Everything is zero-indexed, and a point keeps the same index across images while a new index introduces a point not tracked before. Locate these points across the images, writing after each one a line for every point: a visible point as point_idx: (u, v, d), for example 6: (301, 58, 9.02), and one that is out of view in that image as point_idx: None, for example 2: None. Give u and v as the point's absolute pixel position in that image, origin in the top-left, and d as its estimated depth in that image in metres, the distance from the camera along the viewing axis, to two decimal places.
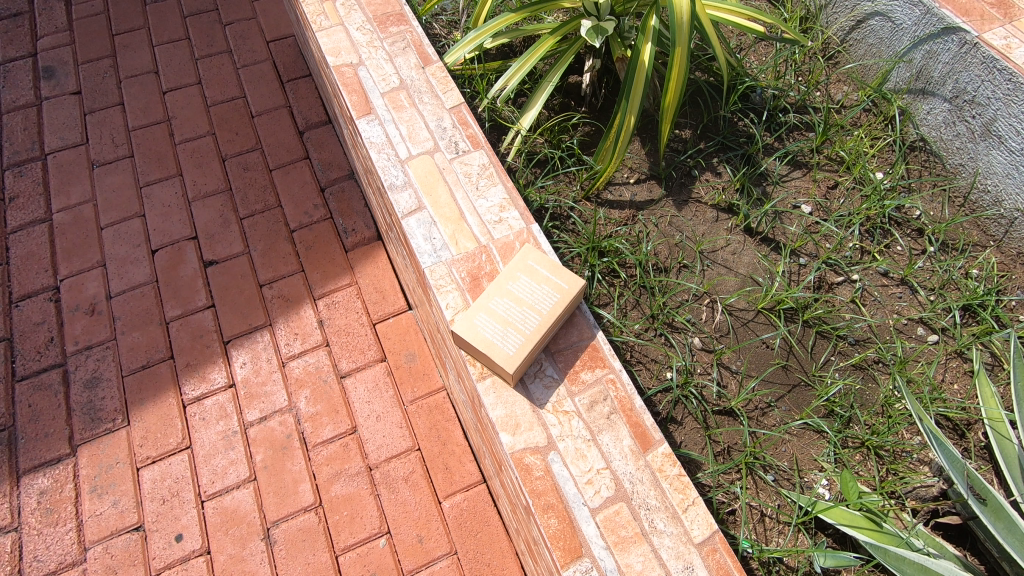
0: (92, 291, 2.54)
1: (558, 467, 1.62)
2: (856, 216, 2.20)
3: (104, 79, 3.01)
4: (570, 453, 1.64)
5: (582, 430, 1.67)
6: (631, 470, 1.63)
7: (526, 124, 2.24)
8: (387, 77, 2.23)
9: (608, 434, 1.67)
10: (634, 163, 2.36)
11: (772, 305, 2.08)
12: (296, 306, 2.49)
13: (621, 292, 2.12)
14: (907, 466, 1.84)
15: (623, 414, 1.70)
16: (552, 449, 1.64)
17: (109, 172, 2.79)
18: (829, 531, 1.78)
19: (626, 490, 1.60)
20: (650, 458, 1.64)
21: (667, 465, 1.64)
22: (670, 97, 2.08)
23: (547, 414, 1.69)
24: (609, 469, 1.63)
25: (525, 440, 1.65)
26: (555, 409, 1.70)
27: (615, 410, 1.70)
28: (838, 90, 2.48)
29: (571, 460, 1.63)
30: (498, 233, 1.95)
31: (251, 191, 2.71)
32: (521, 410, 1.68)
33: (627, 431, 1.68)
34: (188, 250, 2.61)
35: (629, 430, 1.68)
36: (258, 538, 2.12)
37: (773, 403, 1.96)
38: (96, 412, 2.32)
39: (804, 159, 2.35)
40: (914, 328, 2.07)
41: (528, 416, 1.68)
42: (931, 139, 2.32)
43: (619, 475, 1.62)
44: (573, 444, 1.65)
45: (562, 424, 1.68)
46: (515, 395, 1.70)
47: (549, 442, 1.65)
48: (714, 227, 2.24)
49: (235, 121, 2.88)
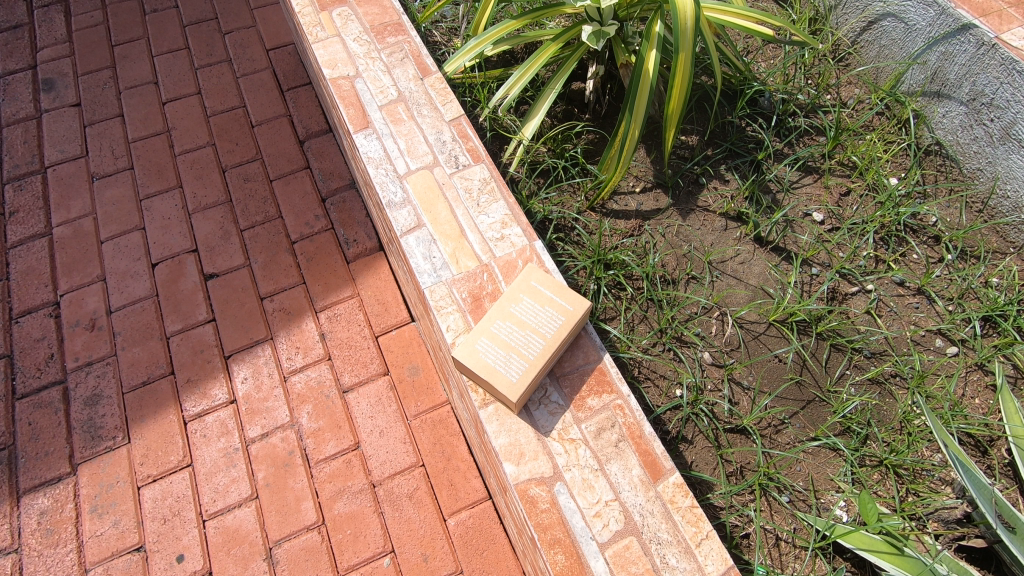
0: (92, 306, 2.51)
1: (564, 499, 1.57)
2: (870, 224, 2.13)
3: (104, 91, 2.99)
4: (577, 484, 1.59)
5: (589, 460, 1.62)
6: (641, 502, 1.57)
7: (529, 133, 2.19)
8: (385, 89, 2.18)
9: (617, 463, 1.61)
10: (639, 171, 2.31)
11: (784, 318, 2.02)
12: (297, 319, 2.44)
13: (629, 305, 2.06)
14: (928, 486, 1.75)
15: (632, 441, 1.64)
16: (558, 479, 1.59)
17: (109, 184, 2.76)
18: (848, 555, 1.69)
19: (637, 523, 1.54)
20: (661, 489, 1.58)
21: (679, 496, 1.58)
22: (675, 106, 2.03)
23: (552, 442, 1.63)
24: (617, 501, 1.57)
25: (530, 470, 1.60)
26: (561, 436, 1.64)
27: (623, 437, 1.65)
28: (849, 93, 2.42)
29: (578, 491, 1.58)
30: (500, 251, 1.90)
31: (251, 203, 2.68)
32: (525, 438, 1.63)
33: (637, 459, 1.62)
34: (188, 263, 2.57)
35: (639, 459, 1.62)
36: (260, 558, 2.07)
37: (787, 420, 1.88)
38: (96, 429, 2.29)
39: (816, 164, 2.30)
40: (933, 340, 2.00)
41: (532, 444, 1.63)
42: (946, 143, 2.24)
43: (629, 507, 1.56)
44: (580, 474, 1.60)
45: (568, 453, 1.62)
46: (519, 422, 1.65)
47: (555, 472, 1.60)
48: (722, 237, 2.18)
49: (235, 132, 2.85)
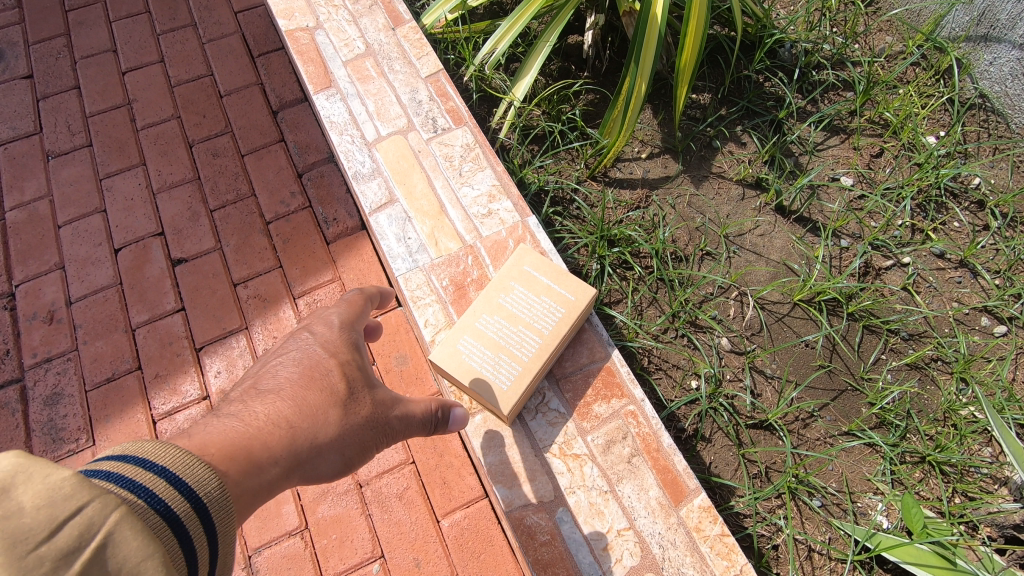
0: (50, 297, 2.28)
1: (569, 528, 1.44)
2: (906, 188, 1.89)
3: (58, 61, 2.70)
4: (584, 510, 1.45)
5: (598, 479, 1.48)
6: (660, 530, 1.43)
7: (521, 93, 1.94)
8: (350, 41, 1.96)
9: (630, 483, 1.47)
10: (646, 135, 2.05)
11: (811, 297, 1.79)
12: (273, 306, 2.21)
13: (636, 287, 1.83)
14: (979, 486, 1.55)
15: (647, 456, 1.49)
16: (562, 505, 1.46)
17: (65, 163, 2.50)
18: (888, 567, 1.50)
19: (656, 556, 1.41)
20: (684, 514, 1.44)
21: (706, 522, 1.43)
22: (686, 56, 1.78)
23: (554, 460, 1.50)
24: (632, 530, 1.43)
25: (527, 494, 1.47)
26: (564, 452, 1.50)
27: (637, 451, 1.50)
28: (880, 41, 2.14)
29: (585, 519, 1.44)
30: (487, 230, 1.68)
31: (221, 180, 2.42)
32: (519, 458, 1.50)
33: (654, 479, 1.47)
34: (154, 248, 2.33)
35: (657, 478, 1.47)
36: (239, 568, 1.89)
37: (816, 414, 1.68)
38: (57, 431, 2.08)
39: (842, 123, 2.04)
40: (978, 318, 1.78)
41: (529, 464, 1.49)
42: (992, 96, 1.99)
43: (645, 537, 1.42)
44: (587, 498, 1.46)
45: (573, 471, 1.48)
46: (509, 439, 1.52)
47: (557, 496, 1.47)
48: (739, 206, 1.94)
49: (202, 103, 2.56)
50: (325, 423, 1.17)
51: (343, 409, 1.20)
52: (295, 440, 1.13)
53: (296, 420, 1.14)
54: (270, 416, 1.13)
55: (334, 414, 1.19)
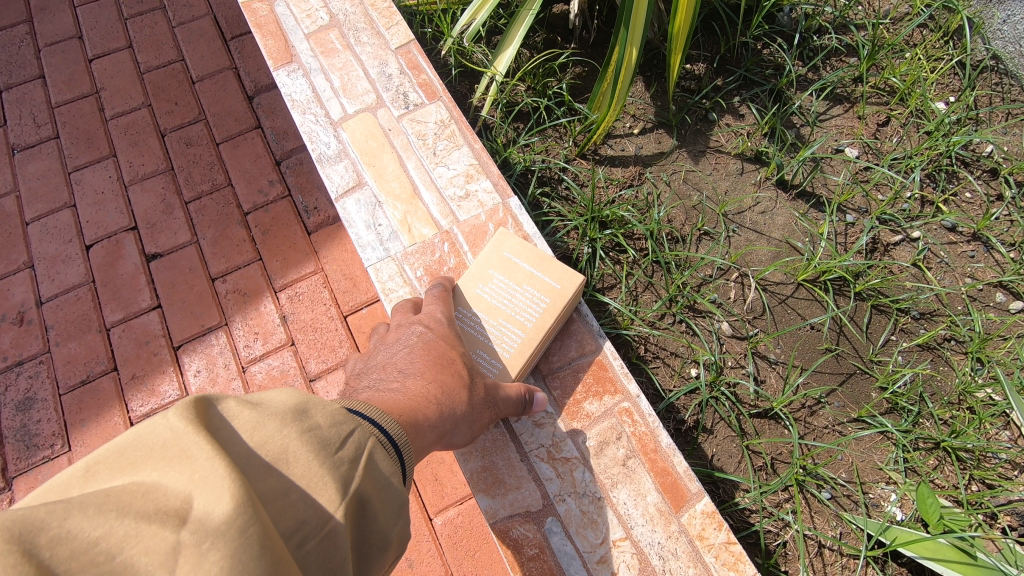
0: (20, 297, 2.16)
1: (559, 539, 1.40)
2: (916, 158, 1.77)
3: (21, 49, 2.55)
4: (576, 520, 1.41)
5: (592, 485, 1.43)
6: (659, 539, 1.38)
7: (503, 67, 1.81)
8: (312, 12, 1.88)
9: (625, 487, 1.42)
10: (638, 109, 1.93)
11: (817, 276, 1.68)
12: (253, 301, 2.09)
13: (631, 271, 1.72)
14: (997, 474, 1.46)
15: (644, 458, 1.44)
16: (551, 514, 1.42)
17: (31, 157, 2.37)
18: (903, 560, 1.42)
19: (655, 567, 1.36)
20: (685, 521, 1.38)
21: (710, 529, 1.37)
22: (680, 19, 1.63)
23: (544, 466, 1.46)
24: (630, 540, 1.38)
25: (512, 504, 1.43)
26: (553, 457, 1.46)
27: (633, 453, 1.44)
28: (885, 2, 2.00)
29: (578, 530, 1.40)
30: (464, 213, 1.61)
31: (195, 170, 2.28)
32: (504, 466, 1.46)
33: (652, 483, 1.41)
34: (127, 243, 2.20)
35: (655, 482, 1.41)
36: None
37: (823, 400, 1.59)
38: (31, 438, 1.99)
39: (845, 91, 1.92)
40: (992, 294, 1.67)
41: (516, 473, 1.46)
42: (1005, 56, 1.88)
43: (643, 547, 1.37)
44: (579, 507, 1.42)
45: (563, 477, 1.45)
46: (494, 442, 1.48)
47: (546, 506, 1.43)
48: (738, 182, 1.82)
49: (173, 89, 2.41)
50: (460, 400, 1.15)
51: (471, 388, 1.19)
52: (441, 414, 1.10)
53: (441, 397, 1.12)
54: (416, 393, 1.09)
55: (464, 394, 1.18)
